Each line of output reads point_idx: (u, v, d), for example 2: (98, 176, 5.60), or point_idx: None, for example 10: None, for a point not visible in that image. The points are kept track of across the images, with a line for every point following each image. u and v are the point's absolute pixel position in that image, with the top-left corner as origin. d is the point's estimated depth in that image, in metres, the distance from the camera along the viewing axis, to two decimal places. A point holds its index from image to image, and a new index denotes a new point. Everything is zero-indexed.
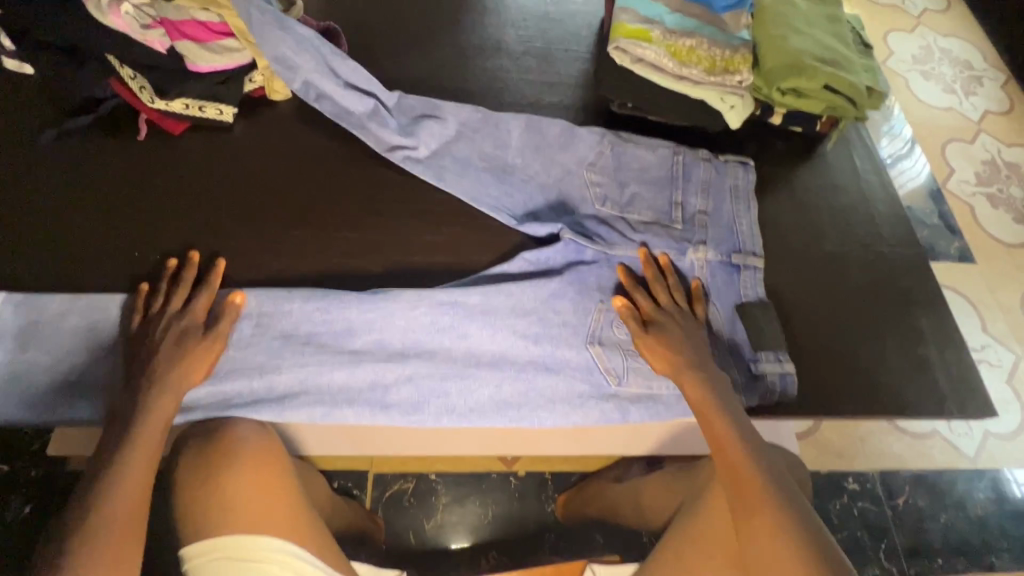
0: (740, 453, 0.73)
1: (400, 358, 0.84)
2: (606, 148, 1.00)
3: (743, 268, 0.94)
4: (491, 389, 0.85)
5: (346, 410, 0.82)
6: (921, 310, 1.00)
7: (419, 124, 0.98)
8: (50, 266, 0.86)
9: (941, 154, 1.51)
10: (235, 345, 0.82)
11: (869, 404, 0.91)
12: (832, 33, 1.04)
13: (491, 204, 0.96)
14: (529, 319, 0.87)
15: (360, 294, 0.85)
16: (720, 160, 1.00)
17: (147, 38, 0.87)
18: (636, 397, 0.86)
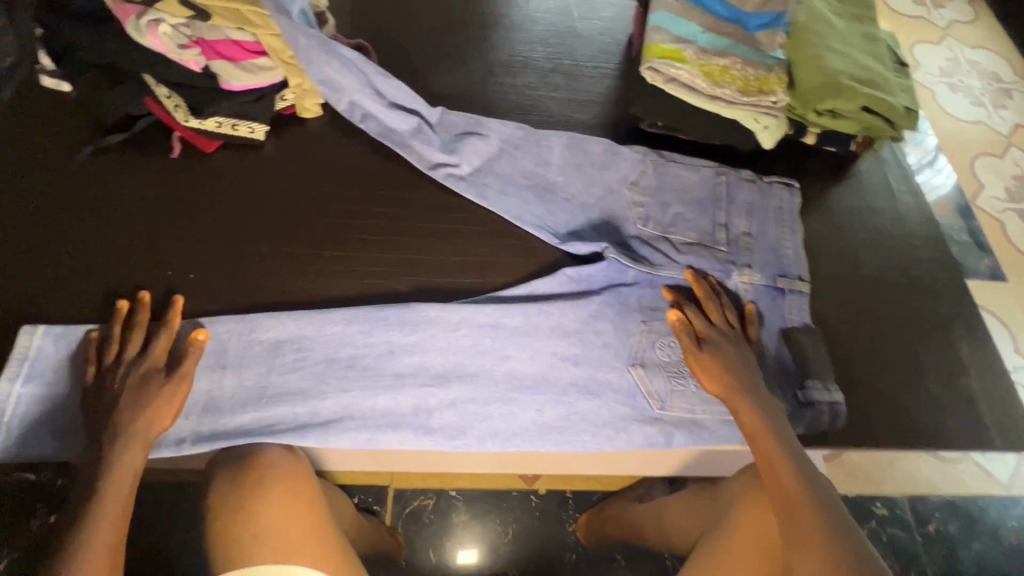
0: (792, 478, 0.70)
1: (443, 381, 0.84)
2: (649, 167, 1.00)
3: (788, 293, 0.92)
4: (534, 412, 0.84)
5: (390, 433, 0.80)
6: (961, 337, 0.97)
7: (463, 143, 0.99)
8: (85, 290, 0.86)
9: (970, 168, 1.48)
10: (278, 369, 0.83)
11: (909, 438, 0.88)
12: (869, 51, 1.02)
13: (534, 223, 0.96)
14: (570, 340, 0.88)
15: (400, 314, 0.86)
16: (764, 182, 1.00)
17: (184, 58, 0.88)
18: (680, 421, 0.85)
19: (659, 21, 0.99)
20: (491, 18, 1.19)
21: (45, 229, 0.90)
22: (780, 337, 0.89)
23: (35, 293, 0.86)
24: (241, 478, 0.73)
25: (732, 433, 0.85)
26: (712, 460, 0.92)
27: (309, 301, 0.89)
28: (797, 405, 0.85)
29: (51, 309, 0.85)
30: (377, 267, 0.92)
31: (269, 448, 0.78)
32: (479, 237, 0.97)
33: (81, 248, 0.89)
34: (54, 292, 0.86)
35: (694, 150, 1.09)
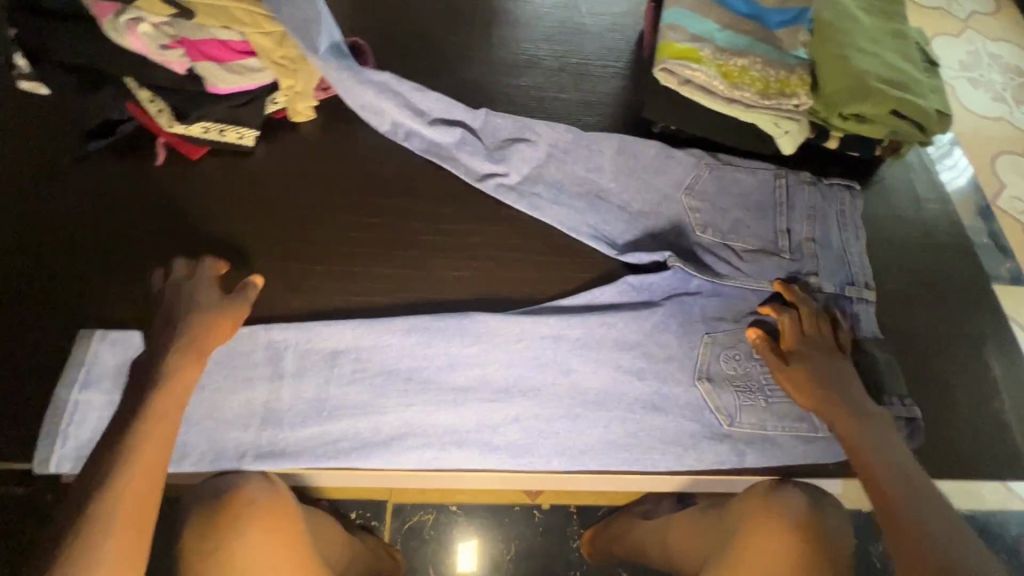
0: (897, 491, 0.63)
1: (504, 397, 0.76)
2: (704, 170, 0.91)
3: (856, 303, 0.85)
4: (601, 429, 0.76)
5: (457, 453, 0.73)
6: (993, 358, 0.91)
7: (511, 149, 0.93)
8: (104, 305, 0.82)
9: (991, 168, 1.41)
10: (335, 381, 0.76)
11: (939, 467, 0.83)
12: (897, 51, 0.95)
13: (591, 233, 0.89)
14: (633, 353, 0.79)
15: (461, 324, 0.78)
16: (825, 184, 0.91)
17: (167, 60, 0.82)
18: (752, 438, 0.77)
19: (674, 18, 0.93)
20: (495, 14, 1.13)
21: (61, 241, 0.85)
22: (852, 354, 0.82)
23: (26, 302, 0.81)
24: (213, 520, 0.66)
25: (806, 452, 0.77)
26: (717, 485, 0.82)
27: (304, 315, 0.82)
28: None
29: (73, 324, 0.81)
30: (379, 276, 0.85)
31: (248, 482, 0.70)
32: (483, 248, 0.88)
33: (102, 257, 0.84)
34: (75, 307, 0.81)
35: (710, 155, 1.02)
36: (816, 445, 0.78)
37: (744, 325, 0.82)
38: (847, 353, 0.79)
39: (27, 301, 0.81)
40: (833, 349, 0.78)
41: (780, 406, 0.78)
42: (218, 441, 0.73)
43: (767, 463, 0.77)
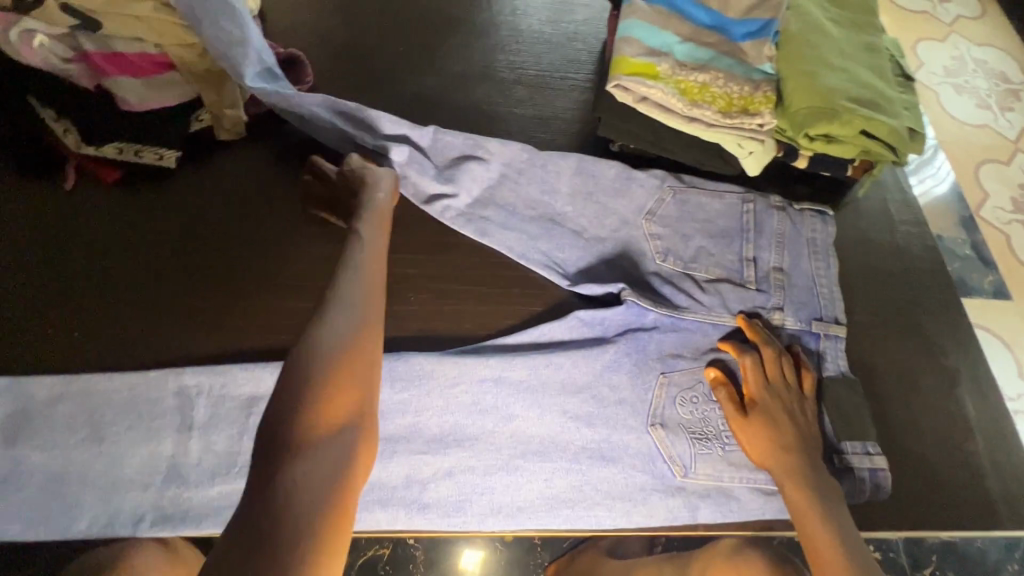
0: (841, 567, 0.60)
1: (438, 447, 0.70)
2: (667, 195, 0.85)
3: (824, 338, 0.80)
4: (542, 483, 0.70)
5: (380, 512, 0.67)
6: (965, 392, 0.86)
7: (459, 168, 0.84)
8: (132, 322, 0.75)
9: (975, 177, 1.35)
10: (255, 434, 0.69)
11: (906, 517, 0.77)
12: (868, 65, 0.89)
13: (543, 260, 0.83)
14: (581, 398, 0.73)
15: (393, 367, 0.71)
16: (794, 209, 0.86)
17: (68, 74, 0.75)
18: (705, 490, 0.72)
19: (630, 30, 0.86)
20: (448, 22, 1.06)
21: (77, 255, 0.79)
22: (818, 397, 0.76)
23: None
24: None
25: (765, 506, 0.72)
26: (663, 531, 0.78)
27: (224, 357, 0.75)
28: (834, 473, 0.72)
29: (86, 343, 0.74)
30: (299, 318, 0.78)
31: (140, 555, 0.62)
32: (420, 281, 0.82)
33: (133, 266, 0.79)
34: (91, 325, 0.75)
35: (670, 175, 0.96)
36: (778, 498, 0.72)
37: (704, 363, 0.76)
38: (813, 397, 0.75)
39: (29, 318, 0.75)
40: (797, 394, 0.73)
41: (739, 454, 0.73)
42: (118, 504, 0.66)
43: (720, 519, 0.72)
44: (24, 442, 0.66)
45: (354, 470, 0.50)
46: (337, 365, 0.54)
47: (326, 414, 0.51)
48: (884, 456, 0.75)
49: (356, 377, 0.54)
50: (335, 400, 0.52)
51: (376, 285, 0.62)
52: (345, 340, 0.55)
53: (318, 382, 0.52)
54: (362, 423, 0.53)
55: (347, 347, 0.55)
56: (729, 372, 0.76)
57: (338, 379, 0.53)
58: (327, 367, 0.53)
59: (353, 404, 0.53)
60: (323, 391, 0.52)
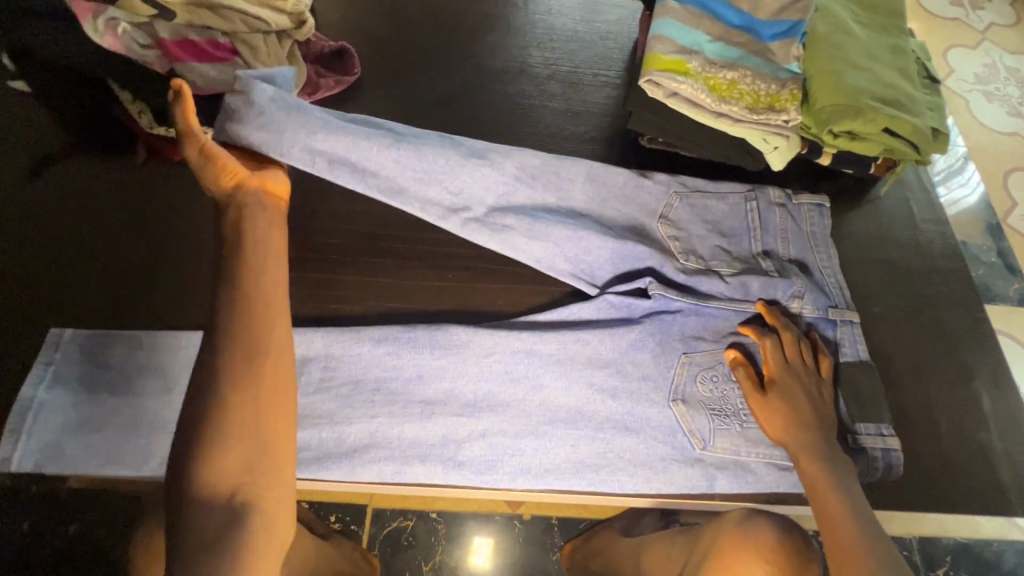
0: (851, 530, 0.64)
1: (473, 411, 0.75)
2: (675, 201, 0.88)
3: (840, 324, 0.83)
4: (568, 448, 0.75)
5: (418, 466, 0.72)
6: (982, 386, 0.88)
7: (471, 171, 0.84)
8: (139, 297, 0.80)
9: (1003, 184, 1.36)
10: (302, 390, 0.74)
11: (920, 501, 0.80)
12: (894, 66, 0.92)
13: (569, 270, 0.84)
14: (607, 371, 0.78)
15: (432, 336, 0.77)
16: (794, 204, 0.90)
17: (146, 60, 0.83)
18: (723, 463, 0.76)
19: (663, 29, 0.90)
20: (488, 20, 1.12)
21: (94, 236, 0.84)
22: (834, 380, 0.80)
23: (56, 274, 0.81)
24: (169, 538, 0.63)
25: (779, 479, 0.75)
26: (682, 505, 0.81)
27: None
28: (846, 451, 0.76)
29: (141, 309, 0.80)
30: (342, 288, 0.84)
31: None
32: (459, 259, 0.87)
33: (171, 245, 0.84)
34: (140, 295, 0.80)
35: (697, 169, 1.00)
36: (793, 474, 0.76)
37: (724, 345, 0.80)
38: (829, 379, 0.78)
39: (86, 285, 0.81)
40: (813, 376, 0.77)
41: (755, 431, 0.76)
42: None
43: (736, 490, 0.76)
44: (79, 398, 0.73)
45: (258, 534, 0.51)
46: (217, 436, 0.51)
47: (214, 489, 0.50)
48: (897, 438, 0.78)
49: (243, 440, 0.52)
50: (223, 471, 0.51)
51: (266, 333, 0.56)
52: (224, 408, 0.52)
53: (204, 459, 0.50)
54: (261, 488, 0.52)
55: (231, 414, 0.52)
56: (748, 355, 0.80)
57: (227, 451, 0.51)
58: (214, 444, 0.51)
59: (247, 469, 0.52)
60: (211, 463, 0.50)
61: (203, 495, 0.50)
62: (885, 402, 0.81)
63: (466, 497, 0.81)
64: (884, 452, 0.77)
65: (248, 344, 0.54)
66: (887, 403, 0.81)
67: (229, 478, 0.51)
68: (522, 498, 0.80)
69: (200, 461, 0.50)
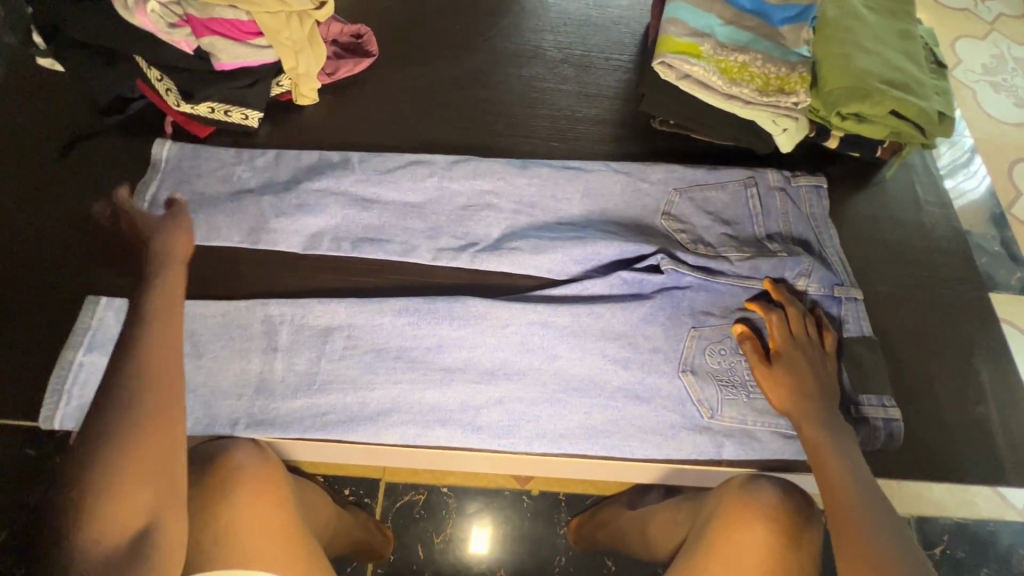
0: (853, 493, 0.65)
1: (490, 378, 0.78)
2: (675, 197, 0.91)
3: (844, 301, 0.85)
4: (581, 415, 0.78)
5: (438, 430, 0.76)
6: (982, 363, 0.91)
7: (474, 216, 0.88)
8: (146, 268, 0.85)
9: (1007, 174, 1.38)
10: (326, 357, 0.78)
11: (920, 471, 0.83)
12: (903, 51, 0.94)
13: (579, 259, 0.85)
14: (619, 343, 0.81)
15: (451, 307, 0.80)
16: (792, 186, 0.93)
17: (174, 39, 0.85)
18: (730, 431, 0.79)
19: (676, 12, 0.93)
20: (502, 4, 1.14)
21: (39, 208, 0.89)
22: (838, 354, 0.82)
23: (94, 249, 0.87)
24: (192, 499, 0.65)
25: (784, 447, 0.79)
26: (685, 475, 0.84)
27: (298, 293, 0.84)
28: (851, 420, 0.79)
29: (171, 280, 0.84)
30: (362, 263, 0.86)
31: (239, 448, 0.70)
32: None
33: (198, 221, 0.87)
34: None
35: (707, 150, 1.02)
36: (796, 441, 0.78)
37: (732, 321, 0.83)
38: (833, 353, 0.81)
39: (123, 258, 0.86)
40: (818, 349, 0.79)
41: (762, 401, 0.79)
42: (215, 408, 0.75)
43: (743, 457, 0.79)
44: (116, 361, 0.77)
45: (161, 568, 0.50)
46: (111, 486, 0.49)
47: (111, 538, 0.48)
48: (898, 409, 0.82)
49: (150, 483, 0.51)
50: (128, 509, 0.49)
51: (165, 387, 0.54)
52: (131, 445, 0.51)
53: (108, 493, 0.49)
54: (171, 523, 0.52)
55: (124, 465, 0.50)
56: (755, 330, 0.82)
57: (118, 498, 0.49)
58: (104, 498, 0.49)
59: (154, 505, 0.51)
60: (104, 509, 0.49)
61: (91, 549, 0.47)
62: (887, 374, 0.84)
63: (477, 467, 0.84)
64: (885, 421, 0.80)
65: (136, 400, 0.52)
66: (888, 376, 0.84)
67: (137, 518, 0.50)
68: (532, 469, 0.83)
69: (89, 511, 0.48)
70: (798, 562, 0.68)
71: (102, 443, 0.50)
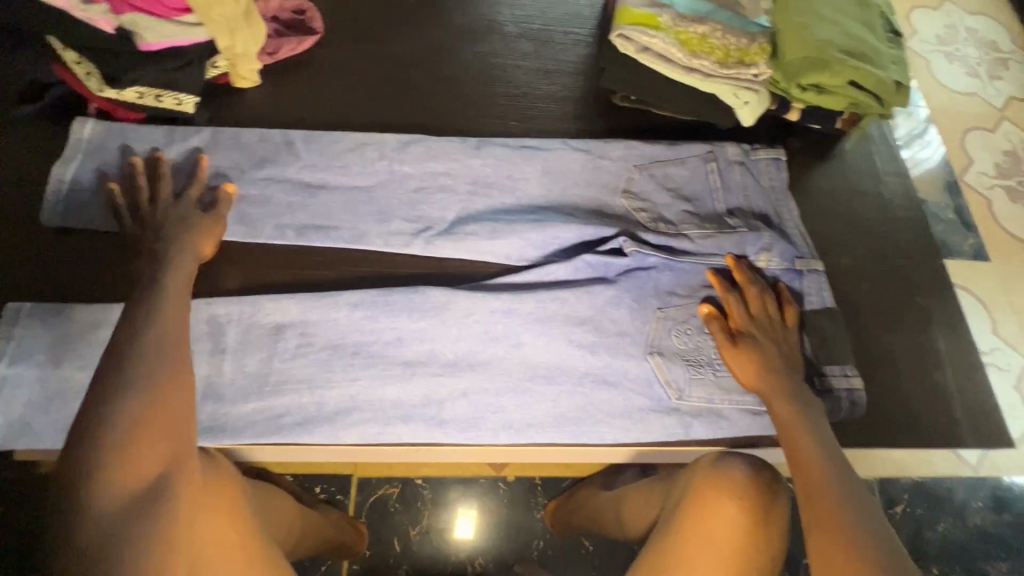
0: (822, 469, 0.65)
1: (452, 370, 0.75)
2: (636, 174, 0.89)
3: (806, 273, 0.85)
4: (548, 403, 0.76)
5: (400, 426, 0.73)
6: (938, 330, 0.93)
7: (428, 200, 0.84)
8: (82, 273, 0.80)
9: (961, 143, 1.40)
10: (278, 357, 0.74)
11: (881, 437, 0.85)
12: (860, 20, 0.93)
13: (540, 242, 0.83)
14: (585, 328, 0.79)
15: (409, 298, 0.77)
16: (752, 160, 0.92)
17: (90, 16, 0.76)
18: (698, 411, 0.78)
19: None
20: None
21: None
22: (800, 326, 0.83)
23: (21, 254, 0.80)
24: None
25: (752, 423, 0.79)
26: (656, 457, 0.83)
27: (244, 290, 0.79)
28: (816, 392, 0.80)
29: (113, 287, 0.79)
30: (314, 255, 0.82)
31: None
32: None
33: None
34: (110, 274, 0.80)
35: (669, 126, 1.00)
36: (763, 417, 0.79)
37: (697, 300, 0.82)
38: (795, 327, 0.81)
39: (54, 263, 0.80)
40: (780, 325, 0.79)
41: (728, 379, 0.79)
42: None
43: (711, 436, 0.79)
44: (49, 371, 0.72)
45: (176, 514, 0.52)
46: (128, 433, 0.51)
47: (121, 495, 0.49)
48: (859, 379, 0.82)
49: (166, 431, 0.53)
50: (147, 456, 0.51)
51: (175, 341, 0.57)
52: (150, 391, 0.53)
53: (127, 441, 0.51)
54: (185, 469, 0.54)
55: (147, 412, 0.52)
56: (720, 308, 0.81)
57: (134, 454, 0.51)
58: (115, 456, 0.50)
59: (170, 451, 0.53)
60: (116, 466, 0.50)
61: (99, 507, 0.48)
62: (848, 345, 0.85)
63: (447, 460, 0.82)
64: (847, 391, 0.81)
65: (158, 360, 0.55)
66: (849, 348, 0.85)
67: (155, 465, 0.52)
68: (500, 460, 0.81)
69: (103, 458, 0.49)
70: (766, 536, 0.69)
71: (127, 385, 0.53)
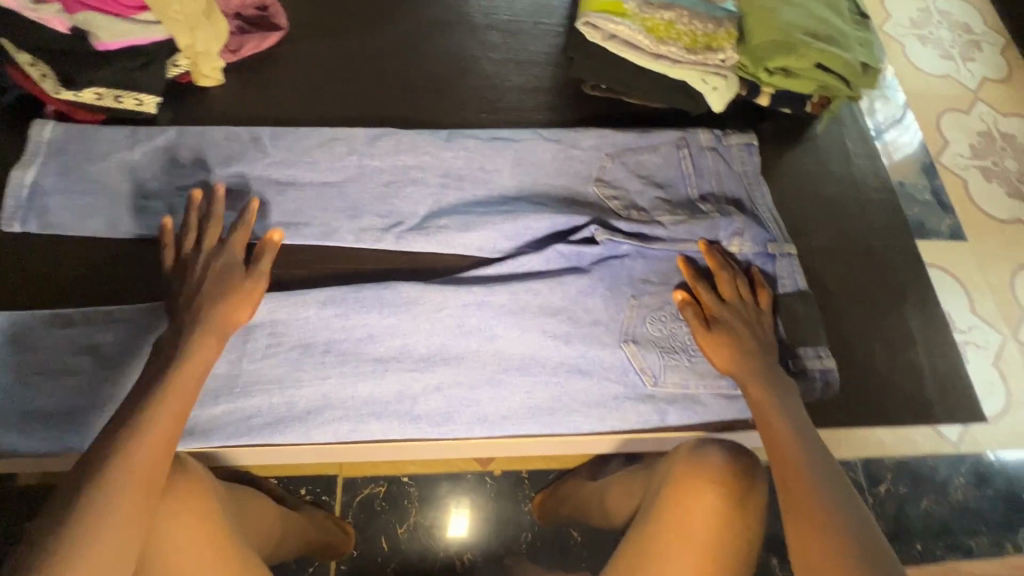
0: (796, 451, 0.65)
1: (426, 365, 0.75)
2: (608, 162, 0.89)
3: (779, 257, 0.85)
4: (523, 394, 0.76)
5: (374, 423, 0.72)
6: (910, 309, 0.94)
7: (399, 194, 0.84)
8: (53, 279, 0.79)
9: (936, 125, 1.41)
10: (248, 357, 0.73)
11: (855, 416, 0.86)
12: (826, 2, 0.93)
13: (512, 234, 0.82)
14: (559, 318, 0.79)
15: (380, 294, 0.76)
16: (723, 145, 0.92)
17: (43, 16, 0.75)
18: (673, 397, 0.78)
19: None
20: None
21: None
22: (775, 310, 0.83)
23: None
24: None
25: (727, 407, 0.79)
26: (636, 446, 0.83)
27: None
28: (789, 374, 0.80)
29: (85, 293, 0.79)
30: (284, 253, 0.81)
31: None
32: None
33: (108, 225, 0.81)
34: (80, 279, 0.79)
35: (640, 113, 1.00)
36: (738, 401, 0.79)
37: (670, 287, 0.82)
38: (769, 310, 0.81)
39: (20, 269, 0.79)
40: (753, 308, 0.80)
41: (703, 364, 0.79)
42: None
43: (687, 421, 0.79)
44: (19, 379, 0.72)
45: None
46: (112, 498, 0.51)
47: None
48: (833, 359, 0.83)
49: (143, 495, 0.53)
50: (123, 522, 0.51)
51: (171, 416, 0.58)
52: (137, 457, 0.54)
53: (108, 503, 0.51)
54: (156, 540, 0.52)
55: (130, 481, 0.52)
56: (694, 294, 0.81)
57: (96, 542, 0.49)
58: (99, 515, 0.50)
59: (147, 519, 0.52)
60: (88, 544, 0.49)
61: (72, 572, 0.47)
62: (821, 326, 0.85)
63: (428, 456, 0.81)
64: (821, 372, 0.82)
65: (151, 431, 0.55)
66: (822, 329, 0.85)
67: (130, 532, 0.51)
68: (480, 454, 0.81)
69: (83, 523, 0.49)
70: (744, 523, 0.69)
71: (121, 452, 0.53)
